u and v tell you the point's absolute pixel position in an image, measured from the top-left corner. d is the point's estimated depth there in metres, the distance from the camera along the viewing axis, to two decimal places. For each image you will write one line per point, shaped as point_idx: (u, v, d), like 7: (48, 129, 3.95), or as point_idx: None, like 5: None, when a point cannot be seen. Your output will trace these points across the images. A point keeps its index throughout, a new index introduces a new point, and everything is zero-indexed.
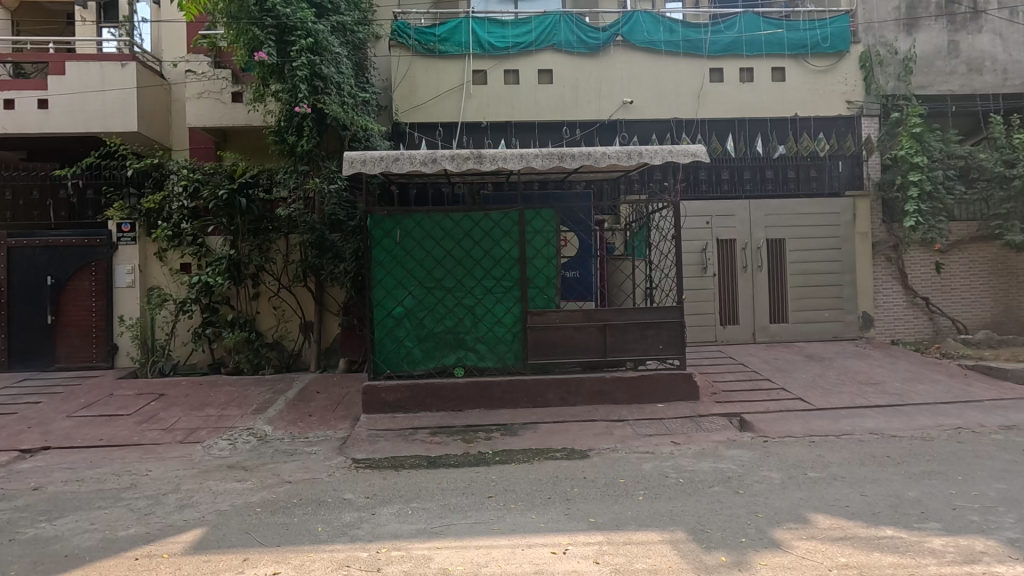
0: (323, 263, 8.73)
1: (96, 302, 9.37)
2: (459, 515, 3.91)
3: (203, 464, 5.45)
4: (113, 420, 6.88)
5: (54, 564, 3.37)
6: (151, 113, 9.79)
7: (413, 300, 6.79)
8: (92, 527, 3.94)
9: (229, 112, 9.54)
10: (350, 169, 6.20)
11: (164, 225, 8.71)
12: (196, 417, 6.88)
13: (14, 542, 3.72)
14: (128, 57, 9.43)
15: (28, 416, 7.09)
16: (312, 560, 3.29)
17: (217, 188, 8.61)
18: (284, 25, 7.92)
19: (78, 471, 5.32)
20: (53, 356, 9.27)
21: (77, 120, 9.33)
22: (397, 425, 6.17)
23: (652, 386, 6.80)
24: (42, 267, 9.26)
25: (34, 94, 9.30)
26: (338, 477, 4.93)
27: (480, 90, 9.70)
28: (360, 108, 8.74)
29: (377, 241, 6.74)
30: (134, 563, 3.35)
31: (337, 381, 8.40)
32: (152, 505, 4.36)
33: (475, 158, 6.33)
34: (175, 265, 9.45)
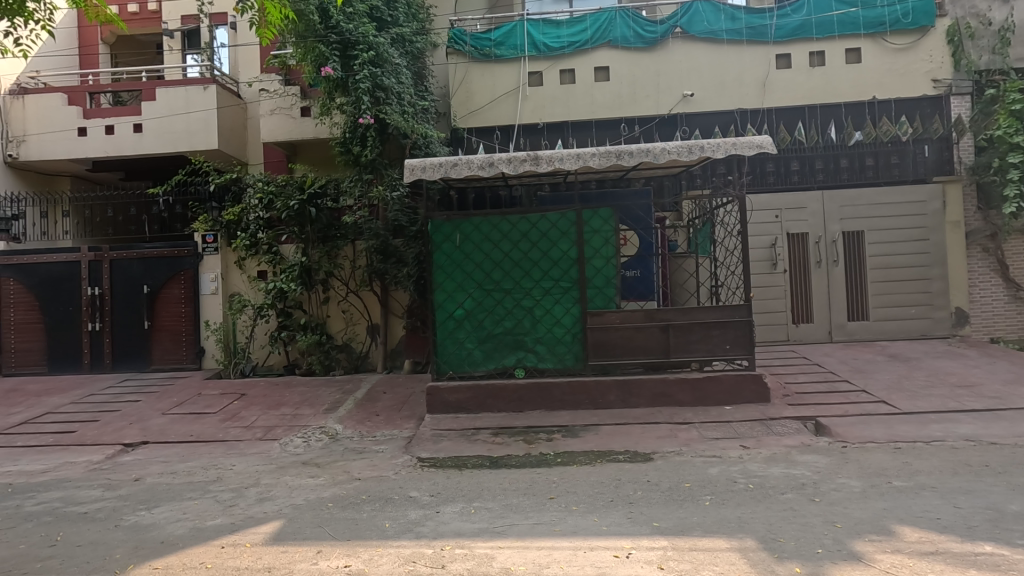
0: (387, 268, 9.05)
1: (185, 309, 10.14)
2: (520, 516, 3.94)
3: (280, 460, 5.78)
4: (201, 418, 7.43)
5: (152, 550, 3.68)
6: (229, 131, 10.49)
7: (473, 302, 6.89)
8: (184, 517, 4.27)
9: (298, 126, 10.05)
10: (411, 177, 6.39)
11: (243, 235, 9.32)
12: (274, 415, 7.31)
13: (118, 528, 4.10)
14: (209, 80, 10.13)
15: (129, 413, 7.78)
16: (380, 555, 3.41)
17: (289, 199, 9.09)
18: (347, 40, 8.26)
19: (171, 464, 5.78)
20: (148, 358, 10.11)
21: (166, 140, 10.14)
22: (460, 425, 6.29)
23: (718, 388, 6.57)
24: (138, 277, 10.11)
25: (130, 119, 10.20)
26: (404, 475, 5.09)
27: (536, 92, 9.73)
28: (419, 116, 8.99)
29: (437, 246, 6.91)
30: (221, 551, 3.60)
31: (402, 382, 8.67)
32: (235, 497, 4.67)
33: (531, 160, 6.34)
34: (253, 273, 10.06)
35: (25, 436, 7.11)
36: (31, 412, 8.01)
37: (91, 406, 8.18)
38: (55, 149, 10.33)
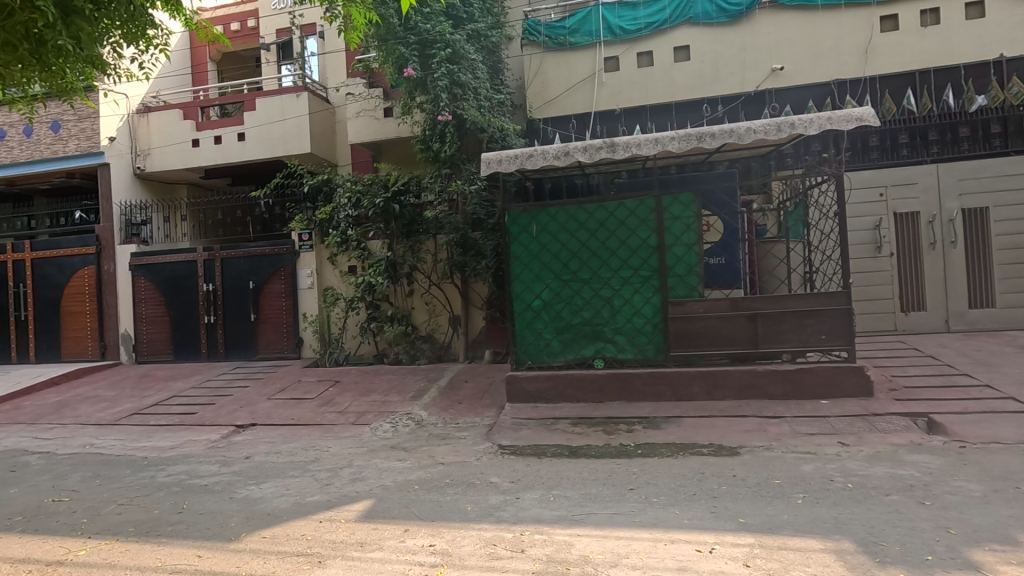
0: (467, 261, 9.27)
1: (286, 302, 10.96)
2: (599, 505, 3.93)
3: (371, 443, 6.14)
4: (301, 402, 8.04)
5: (261, 520, 4.06)
6: (320, 135, 11.17)
7: (550, 292, 6.91)
8: (288, 492, 4.67)
9: (382, 127, 10.51)
10: (488, 170, 6.48)
11: (334, 233, 9.87)
12: (365, 401, 7.76)
13: (233, 500, 4.56)
14: (301, 88, 10.83)
15: (240, 398, 8.57)
16: (462, 536, 3.54)
17: (375, 197, 9.49)
18: (426, 39, 8.53)
19: (276, 444, 6.32)
20: (255, 347, 11.07)
21: (266, 147, 10.98)
22: (539, 414, 6.36)
23: (813, 381, 6.16)
24: (245, 274, 11.07)
25: (234, 129, 11.14)
26: (485, 461, 5.23)
27: (613, 78, 9.52)
28: (496, 110, 9.10)
29: (514, 237, 6.98)
30: (319, 525, 3.90)
31: (484, 371, 8.90)
32: (331, 477, 5.03)
33: (608, 147, 6.23)
34: (344, 268, 10.68)
35: (156, 416, 8.05)
36: (161, 395, 9.05)
37: (209, 391, 9.10)
38: (174, 160, 11.51)
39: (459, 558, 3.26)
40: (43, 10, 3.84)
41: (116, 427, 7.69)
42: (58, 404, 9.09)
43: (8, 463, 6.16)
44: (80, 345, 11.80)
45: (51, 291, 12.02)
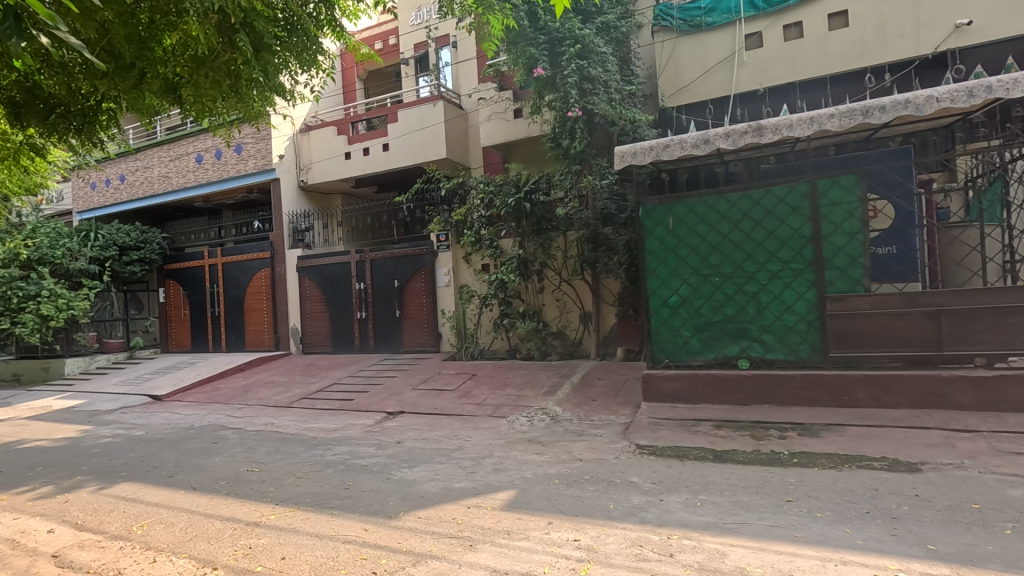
0: (598, 256, 9.15)
1: (426, 299, 11.73)
2: (753, 515, 3.67)
3: (510, 436, 6.34)
4: (442, 394, 8.55)
5: (416, 502, 4.38)
6: (455, 140, 11.76)
7: (689, 288, 6.59)
8: (438, 477, 4.99)
9: (512, 127, 10.78)
10: (621, 163, 6.35)
11: (469, 233, 10.30)
12: (500, 395, 8.05)
13: (390, 481, 4.97)
14: (437, 97, 11.48)
15: (389, 387, 9.33)
16: (607, 534, 3.52)
17: (507, 197, 9.73)
18: (555, 38, 8.61)
19: (423, 432, 6.80)
20: (400, 341, 11.99)
21: (407, 155, 11.81)
22: (679, 415, 6.11)
23: (1017, 390, 5.21)
24: (391, 273, 12.04)
25: (380, 140, 12.13)
26: (624, 460, 5.15)
27: (755, 55, 8.82)
28: (627, 101, 8.90)
29: (649, 231, 6.76)
30: (468, 510, 4.10)
31: (617, 368, 8.77)
32: (475, 465, 5.27)
33: (754, 131, 5.77)
34: (479, 266, 11.14)
35: (321, 401, 9.06)
36: (324, 382, 10.17)
37: (362, 380, 10.04)
38: (331, 172, 12.84)
39: (605, 555, 3.24)
40: (244, 50, 4.46)
41: (290, 409, 8.78)
42: (245, 387, 10.62)
43: (212, 435, 7.33)
44: (259, 337, 13.67)
45: (238, 290, 14.07)
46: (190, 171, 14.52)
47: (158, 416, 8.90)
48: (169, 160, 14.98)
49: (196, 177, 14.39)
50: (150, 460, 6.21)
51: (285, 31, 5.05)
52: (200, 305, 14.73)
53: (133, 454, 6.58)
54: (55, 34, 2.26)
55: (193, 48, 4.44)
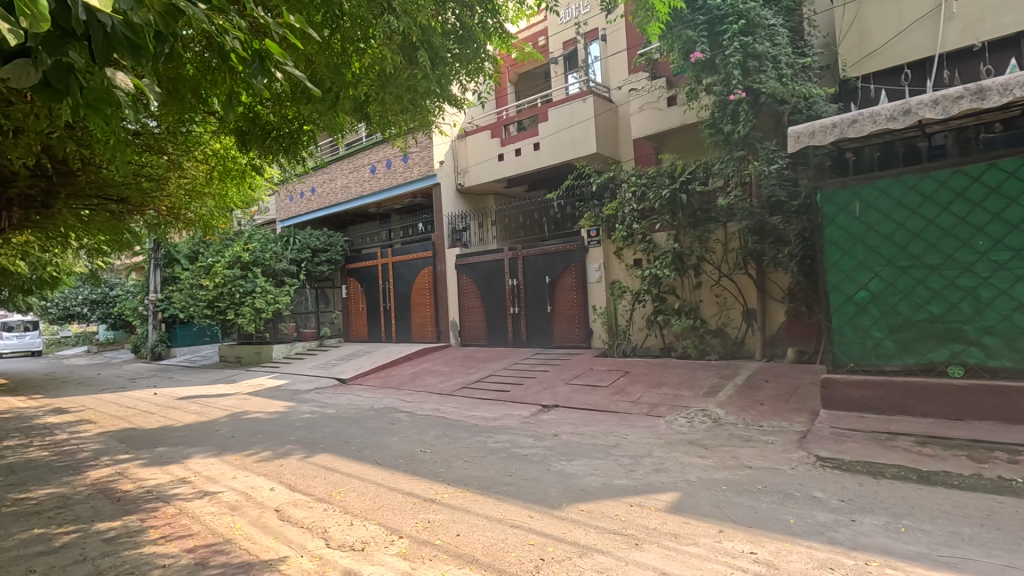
0: (764, 249, 8.40)
1: (577, 295, 11.80)
2: (979, 550, 3.11)
3: (669, 436, 6.12)
4: (596, 389, 8.55)
5: (577, 495, 4.42)
6: (605, 135, 11.63)
7: (880, 282, 5.77)
8: (597, 472, 4.99)
9: (666, 116, 10.37)
10: (796, 145, 5.76)
11: (620, 228, 10.11)
12: (657, 394, 7.80)
13: (551, 472, 5.09)
14: (587, 92, 11.44)
15: (542, 381, 9.57)
16: (789, 551, 3.23)
17: (661, 188, 9.34)
18: (716, 16, 8.10)
19: (578, 426, 6.85)
20: (551, 336, 12.23)
21: (558, 152, 11.96)
22: (868, 427, 5.38)
23: None
24: (543, 270, 12.33)
25: (531, 140, 12.46)
26: (803, 471, 4.67)
27: (968, 4, 7.38)
28: (800, 75, 8.05)
29: (829, 219, 6.06)
30: (631, 508, 4.04)
31: (787, 371, 7.99)
32: (634, 464, 5.18)
33: (973, 93, 4.85)
34: (630, 261, 10.93)
35: (480, 391, 9.59)
36: (482, 373, 10.76)
37: (517, 372, 10.43)
38: (486, 174, 13.50)
39: (788, 573, 2.97)
40: (422, 66, 4.89)
41: (453, 397, 9.43)
42: (413, 375, 11.65)
43: (388, 416, 8.17)
44: (424, 329, 14.90)
45: (405, 287, 15.47)
46: (366, 181, 16.29)
47: (345, 397, 10.16)
48: (349, 172, 16.96)
49: (371, 186, 16.12)
50: (342, 436, 7.11)
51: (457, 44, 5.43)
52: (374, 300, 16.45)
53: (328, 429, 7.59)
54: (285, 68, 2.60)
55: (377, 68, 4.92)
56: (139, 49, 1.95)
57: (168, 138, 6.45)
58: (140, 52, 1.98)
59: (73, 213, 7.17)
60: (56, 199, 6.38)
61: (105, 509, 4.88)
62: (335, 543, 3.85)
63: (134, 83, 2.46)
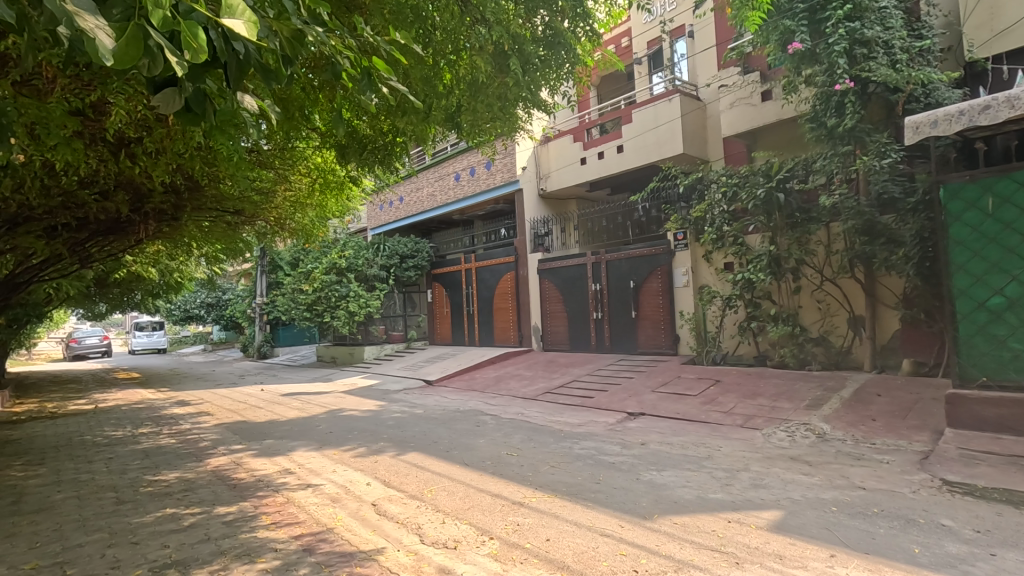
0: (874, 250, 7.71)
1: (663, 300, 11.47)
2: None
3: (767, 450, 5.77)
4: (684, 398, 8.24)
5: (669, 507, 4.28)
6: (692, 134, 11.21)
7: (1019, 287, 5.12)
8: (689, 484, 4.80)
9: (760, 112, 9.86)
10: (914, 136, 5.26)
11: (709, 230, 9.69)
12: (751, 405, 7.39)
13: (640, 481, 4.96)
14: (673, 92, 11.12)
15: (627, 387, 9.36)
16: None
17: (755, 187, 8.85)
18: (817, 3, 7.61)
19: (667, 436, 6.63)
20: (636, 342, 11.96)
21: (642, 154, 11.70)
22: (1006, 450, 4.78)
23: None
24: (627, 274, 12.10)
25: (615, 143, 12.27)
26: (926, 496, 4.23)
27: None
28: (917, 60, 7.35)
29: (955, 217, 5.47)
30: (729, 525, 3.85)
31: (903, 384, 7.28)
32: (730, 478, 4.93)
33: None
34: (720, 265, 10.47)
35: (563, 396, 9.55)
36: (565, 379, 10.71)
37: (600, 378, 10.28)
38: (568, 179, 13.46)
39: None
40: (514, 73, 5.02)
41: (537, 402, 9.46)
42: (497, 379, 11.81)
43: (474, 419, 8.33)
44: (506, 333, 15.07)
45: (488, 291, 15.74)
46: (451, 189, 16.82)
47: (432, 398, 10.50)
48: (435, 180, 17.56)
49: (455, 193, 16.60)
50: (430, 436, 7.34)
51: (548, 50, 5.47)
52: (458, 304, 16.87)
53: (418, 429, 7.86)
54: (389, 82, 2.70)
55: (470, 77, 5.06)
56: (268, 71, 2.09)
57: (280, 154, 7.02)
58: (271, 75, 2.14)
59: (196, 224, 7.96)
60: (183, 211, 7.11)
61: (224, 494, 5.35)
62: (429, 540, 3.97)
63: (258, 106, 2.65)
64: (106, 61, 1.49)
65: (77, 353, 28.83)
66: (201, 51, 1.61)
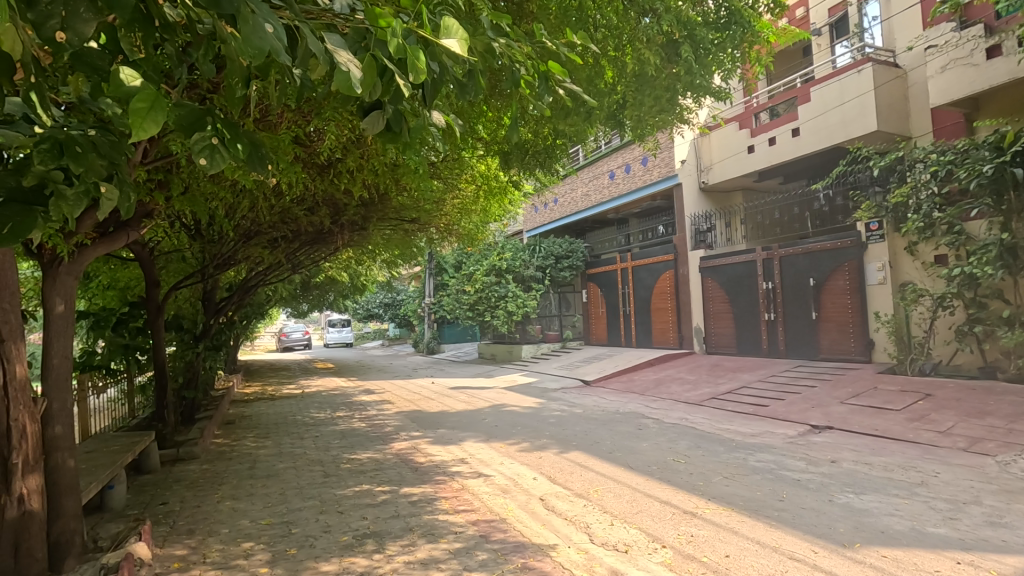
0: None
1: (851, 300, 10.14)
2: None
3: (1005, 482, 4.75)
4: (884, 413, 7.15)
5: (874, 536, 3.74)
6: (889, 108, 9.67)
7: None
8: (899, 513, 4.13)
9: (985, 72, 8.18)
10: None
11: (914, 217, 8.32)
12: (978, 425, 6.15)
13: (834, 504, 4.41)
14: (865, 61, 9.69)
15: (810, 397, 8.39)
16: None
17: (979, 164, 7.36)
18: None
19: (864, 454, 5.80)
20: (818, 346, 10.69)
21: (823, 137, 10.41)
22: None
23: None
24: (805, 271, 10.89)
25: (789, 126, 11.11)
26: None
27: None
28: None
29: None
30: (959, 567, 3.24)
31: None
32: (955, 511, 4.14)
33: None
34: (929, 258, 8.94)
35: (732, 403, 8.88)
36: (733, 384, 9.96)
37: (775, 386, 9.36)
38: (733, 170, 12.52)
39: None
40: (688, 59, 4.82)
41: (702, 407, 8.92)
42: (657, 381, 11.39)
43: (635, 421, 8.14)
44: (665, 334, 14.46)
45: (645, 291, 15.27)
46: (605, 188, 16.72)
47: (591, 399, 10.49)
48: (590, 180, 17.58)
49: (610, 192, 16.44)
50: (592, 436, 7.32)
51: (724, 33, 5.11)
52: (614, 304, 16.61)
53: (579, 429, 7.89)
54: (564, 85, 2.73)
55: (638, 68, 4.93)
56: (464, 83, 2.26)
57: (454, 167, 7.58)
58: (466, 87, 2.29)
59: (380, 232, 8.92)
60: (370, 222, 8.03)
61: (408, 476, 5.91)
62: (599, 541, 3.95)
63: (447, 121, 2.86)
64: (356, 89, 1.70)
65: (286, 345, 34.30)
66: (420, 71, 1.74)
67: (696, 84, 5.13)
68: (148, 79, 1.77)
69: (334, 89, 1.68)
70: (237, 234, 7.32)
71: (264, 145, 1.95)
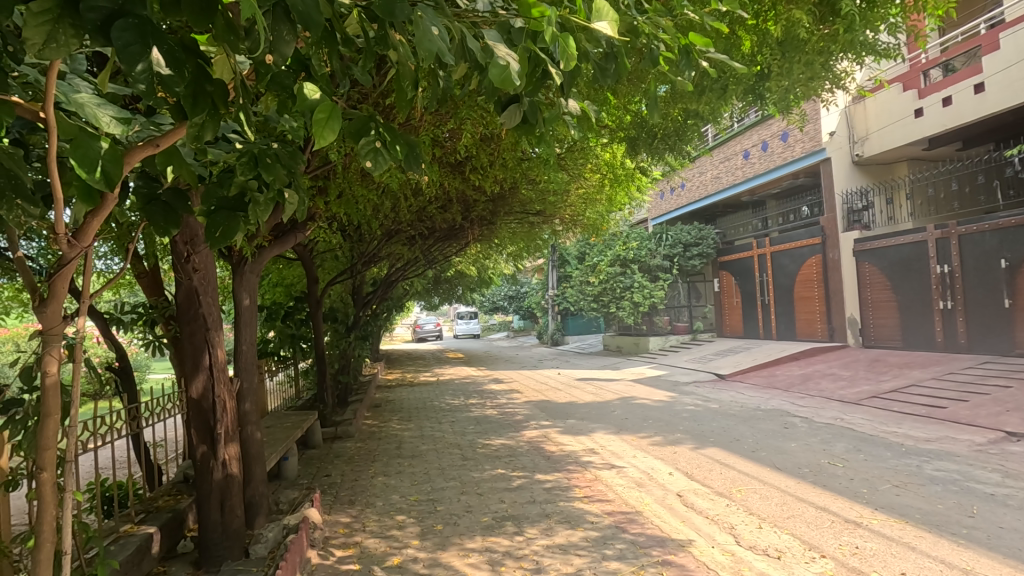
0: None
1: None
2: None
3: None
4: None
5: None
6: None
7: None
8: None
9: None
10: None
11: None
12: None
13: None
14: None
15: (1003, 399, 7.12)
16: None
17: None
18: None
19: None
20: (1014, 340, 9.05)
21: (1017, 91, 8.76)
22: None
23: None
24: (995, 251, 9.26)
25: (970, 83, 9.51)
26: None
27: None
28: None
29: None
30: None
31: None
32: None
33: None
34: None
35: (899, 403, 7.83)
36: (899, 382, 8.80)
37: (955, 385, 8.09)
38: (895, 138, 11.00)
39: None
40: (848, 15, 4.30)
41: (861, 406, 7.98)
42: (804, 376, 10.43)
43: (782, 419, 7.52)
44: (812, 326, 13.16)
45: (787, 278, 14.00)
46: (739, 168, 15.59)
47: (728, 393, 9.88)
48: (722, 161, 16.52)
49: (744, 173, 15.32)
50: (731, 433, 6.89)
51: None
52: (750, 293, 15.47)
53: (717, 424, 7.48)
54: (707, 57, 2.55)
55: (787, 30, 4.48)
56: (605, 63, 2.21)
57: (580, 157, 7.54)
58: (608, 66, 2.23)
59: (508, 225, 9.17)
60: (499, 216, 8.30)
61: (542, 463, 6.02)
62: (747, 544, 3.72)
63: (584, 107, 2.82)
64: (514, 81, 1.73)
65: (420, 335, 36.68)
66: (571, 56, 1.73)
67: (854, 41, 4.56)
68: (324, 92, 1.97)
69: (490, 84, 1.72)
70: (380, 234, 8.00)
71: (419, 145, 2.08)
